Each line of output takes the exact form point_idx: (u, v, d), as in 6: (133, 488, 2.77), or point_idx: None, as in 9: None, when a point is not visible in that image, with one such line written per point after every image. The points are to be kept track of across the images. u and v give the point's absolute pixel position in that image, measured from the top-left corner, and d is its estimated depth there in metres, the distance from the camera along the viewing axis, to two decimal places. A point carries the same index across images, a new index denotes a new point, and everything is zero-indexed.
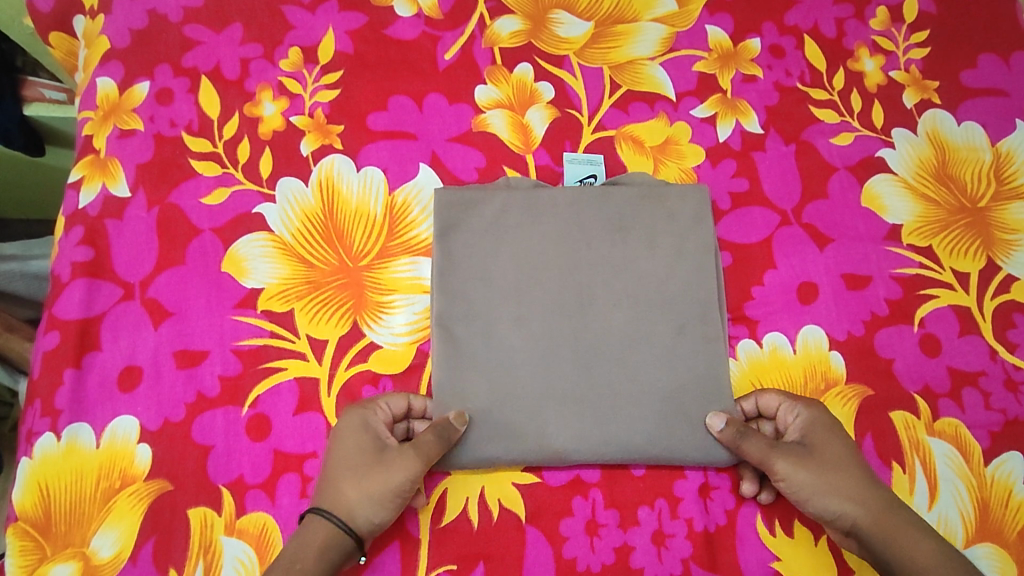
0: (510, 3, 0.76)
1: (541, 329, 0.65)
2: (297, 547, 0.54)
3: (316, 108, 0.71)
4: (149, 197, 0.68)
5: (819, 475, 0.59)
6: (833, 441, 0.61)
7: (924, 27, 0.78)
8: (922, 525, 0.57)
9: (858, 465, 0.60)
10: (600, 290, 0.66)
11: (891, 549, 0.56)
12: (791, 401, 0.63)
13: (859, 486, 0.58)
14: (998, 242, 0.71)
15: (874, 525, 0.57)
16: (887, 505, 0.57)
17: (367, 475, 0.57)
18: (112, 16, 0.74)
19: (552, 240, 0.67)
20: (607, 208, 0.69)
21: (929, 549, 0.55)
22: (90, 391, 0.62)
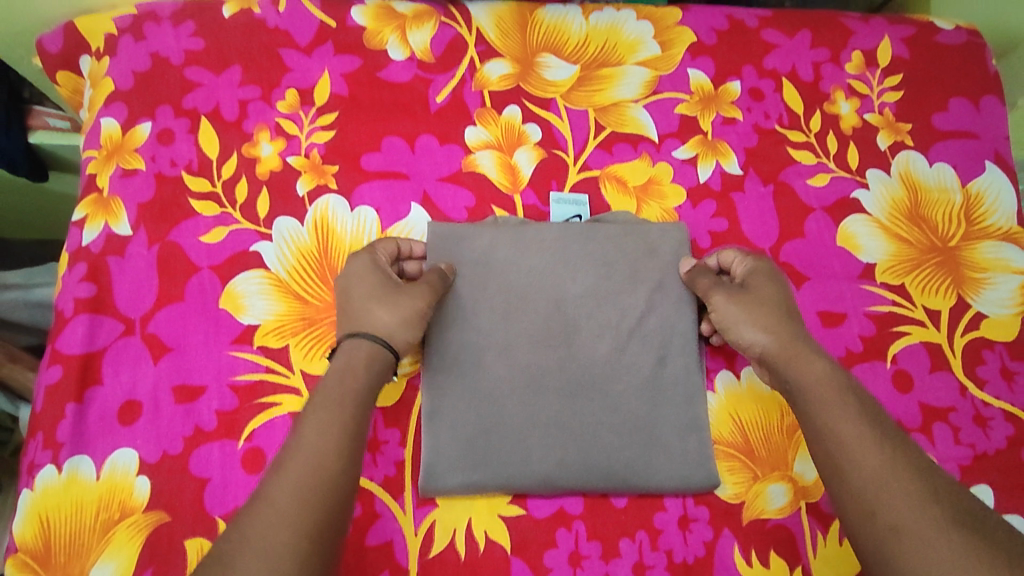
0: (500, 47, 0.79)
1: (528, 357, 0.67)
2: (327, 380, 0.55)
3: (311, 148, 0.74)
4: (150, 234, 0.71)
5: (752, 301, 0.64)
6: (775, 282, 0.66)
7: (898, 71, 0.81)
8: (824, 357, 0.61)
9: (792, 308, 0.65)
10: (586, 322, 0.69)
11: (789, 364, 0.60)
12: (744, 254, 0.69)
13: (780, 323, 0.63)
14: (968, 280, 0.74)
15: (780, 348, 0.62)
16: (804, 342, 0.62)
17: (371, 297, 0.62)
18: (116, 58, 0.77)
19: (538, 274, 0.70)
20: (592, 245, 0.71)
21: (823, 370, 0.59)
22: (92, 424, 0.65)
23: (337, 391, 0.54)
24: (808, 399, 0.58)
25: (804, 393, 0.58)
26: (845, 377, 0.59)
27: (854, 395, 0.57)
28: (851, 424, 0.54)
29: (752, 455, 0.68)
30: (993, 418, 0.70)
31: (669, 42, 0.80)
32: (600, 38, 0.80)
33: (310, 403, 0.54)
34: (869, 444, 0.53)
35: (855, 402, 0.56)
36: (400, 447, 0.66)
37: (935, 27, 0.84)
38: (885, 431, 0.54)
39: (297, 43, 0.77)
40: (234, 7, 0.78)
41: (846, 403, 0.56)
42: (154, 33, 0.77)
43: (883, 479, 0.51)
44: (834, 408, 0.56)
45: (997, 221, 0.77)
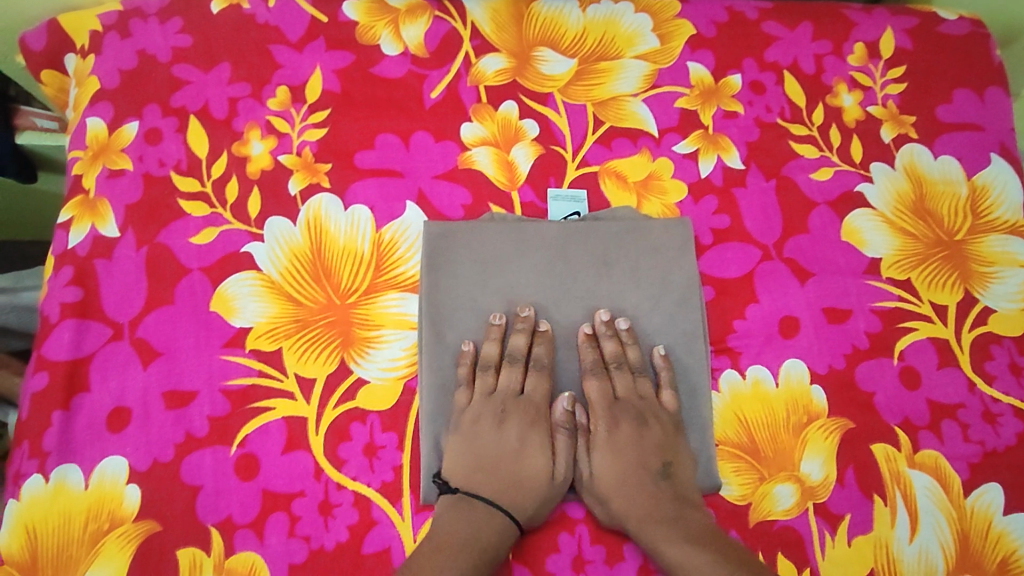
0: (495, 41, 0.77)
1: (521, 474, 0.63)
2: (452, 546, 0.58)
3: (303, 146, 0.72)
4: (138, 236, 0.69)
5: (599, 473, 0.64)
6: (621, 421, 0.66)
7: (901, 63, 0.80)
8: (682, 530, 0.59)
9: (663, 452, 0.64)
10: (531, 448, 0.65)
11: (652, 547, 0.60)
12: (606, 375, 0.67)
13: (636, 488, 0.63)
14: (975, 275, 0.72)
15: (633, 522, 0.61)
16: (660, 508, 0.61)
17: (518, 463, 0.64)
18: (102, 56, 0.75)
19: (497, 398, 0.66)
20: (538, 371, 0.67)
21: (681, 548, 0.58)
22: (79, 432, 0.63)
23: (469, 559, 0.57)
24: None
25: None
26: (699, 539, 0.59)
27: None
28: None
29: (758, 455, 0.65)
30: (1003, 414, 0.68)
31: (668, 35, 0.79)
32: (598, 30, 0.78)
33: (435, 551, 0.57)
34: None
35: None
36: (398, 452, 0.64)
37: (938, 18, 0.82)
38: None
39: (288, 39, 0.76)
40: (222, 2, 0.76)
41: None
42: (140, 30, 0.75)
43: None
44: None
45: (1003, 215, 0.75)
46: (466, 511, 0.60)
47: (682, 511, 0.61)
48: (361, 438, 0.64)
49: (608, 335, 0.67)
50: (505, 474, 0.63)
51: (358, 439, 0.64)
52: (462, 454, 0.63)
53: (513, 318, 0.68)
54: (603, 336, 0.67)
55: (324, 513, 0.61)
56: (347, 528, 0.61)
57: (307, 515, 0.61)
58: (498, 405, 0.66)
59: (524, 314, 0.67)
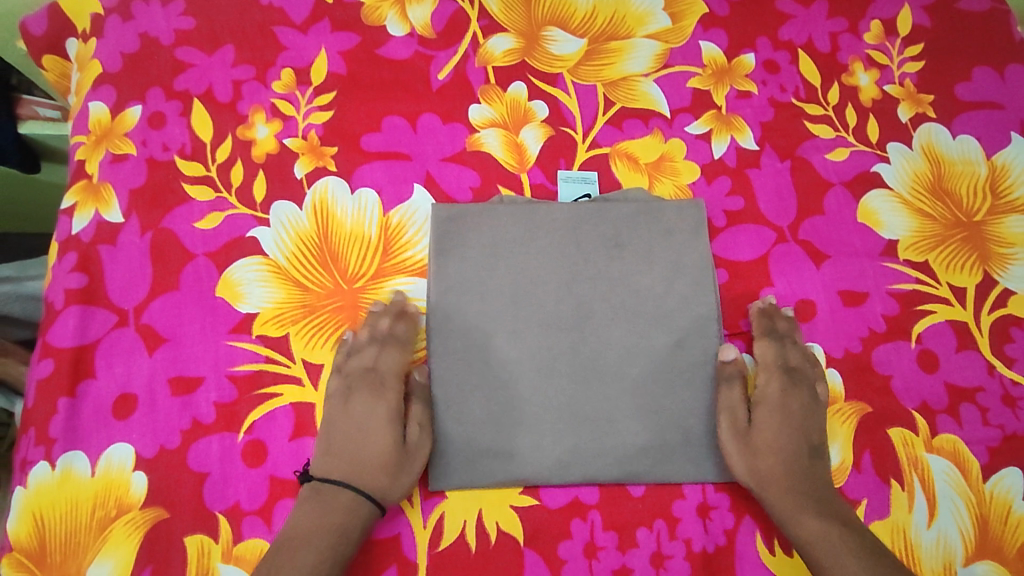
0: (503, 21, 0.75)
1: (368, 450, 0.61)
2: (303, 535, 0.55)
3: (309, 130, 0.71)
4: (142, 221, 0.68)
5: (758, 426, 0.64)
6: (796, 389, 0.64)
7: (919, 40, 0.78)
8: (826, 507, 0.59)
9: (822, 430, 0.64)
10: (379, 422, 0.62)
11: (788, 520, 0.59)
12: (780, 343, 0.66)
13: (791, 466, 0.61)
14: (995, 256, 0.71)
15: (773, 490, 0.61)
16: (809, 485, 0.61)
17: (364, 442, 0.61)
18: (103, 39, 0.74)
19: (346, 375, 0.64)
20: (395, 347, 0.65)
21: (820, 524, 0.58)
22: (85, 419, 0.62)
23: (309, 551, 0.54)
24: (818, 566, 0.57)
25: (817, 558, 0.57)
26: (848, 522, 0.58)
27: (852, 551, 0.56)
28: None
29: None
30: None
31: (679, 14, 0.77)
32: (608, 10, 0.77)
33: (278, 550, 0.55)
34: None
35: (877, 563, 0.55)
36: None
37: None
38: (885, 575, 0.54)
39: (292, 21, 0.74)
40: None
41: (831, 563, 0.56)
42: (143, 13, 0.74)
43: None
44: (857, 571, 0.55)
45: None
46: (321, 498, 0.58)
47: (829, 491, 0.61)
48: None
49: (780, 314, 0.67)
50: (349, 454, 0.60)
51: None
52: (320, 439, 0.61)
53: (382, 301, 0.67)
54: (777, 314, 0.67)
55: None
56: None
57: None
58: (347, 381, 0.63)
59: (390, 296, 0.66)
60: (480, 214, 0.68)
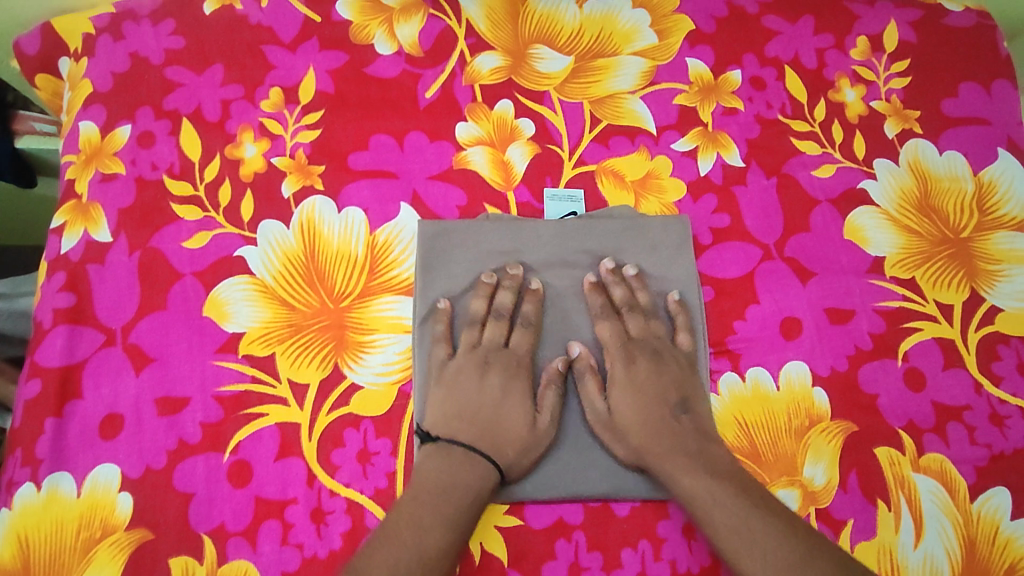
0: (490, 39, 0.76)
1: (502, 422, 0.62)
2: (436, 488, 0.58)
3: (297, 148, 0.72)
4: (130, 241, 0.68)
5: (617, 408, 0.64)
6: (636, 358, 0.66)
7: (905, 56, 0.78)
8: (712, 466, 0.59)
9: (679, 387, 0.64)
10: (514, 397, 0.64)
11: (670, 478, 0.59)
12: (617, 318, 0.67)
13: (653, 428, 0.62)
14: (982, 273, 0.71)
15: (654, 456, 0.61)
16: (681, 442, 0.61)
17: (497, 415, 0.63)
18: (94, 59, 0.74)
19: (482, 349, 0.65)
20: (525, 327, 0.66)
21: (702, 480, 0.58)
22: (72, 439, 0.62)
23: (453, 504, 0.57)
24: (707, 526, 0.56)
25: (703, 516, 0.57)
26: (724, 474, 0.58)
27: (721, 502, 0.56)
28: (723, 531, 0.55)
29: (759, 460, 0.64)
30: (1010, 416, 0.67)
31: (666, 31, 0.77)
32: (595, 27, 0.77)
33: (415, 496, 0.57)
34: (739, 550, 0.54)
35: (761, 517, 0.55)
36: (391, 458, 0.63)
37: (943, 10, 0.80)
38: (750, 528, 0.54)
39: (281, 40, 0.75)
40: (215, 3, 0.76)
41: (710, 517, 0.56)
42: (133, 32, 0.75)
43: None
44: (753, 527, 0.54)
45: (1011, 211, 0.74)
46: (449, 456, 0.60)
47: (704, 445, 0.61)
48: (355, 444, 0.63)
49: (615, 282, 0.68)
50: (484, 422, 0.62)
51: (351, 446, 0.63)
52: (445, 402, 0.63)
53: (502, 276, 0.68)
54: (610, 283, 0.68)
55: (317, 520, 0.61)
56: (339, 536, 0.60)
57: (301, 523, 0.61)
58: (480, 355, 0.65)
59: (512, 272, 0.67)
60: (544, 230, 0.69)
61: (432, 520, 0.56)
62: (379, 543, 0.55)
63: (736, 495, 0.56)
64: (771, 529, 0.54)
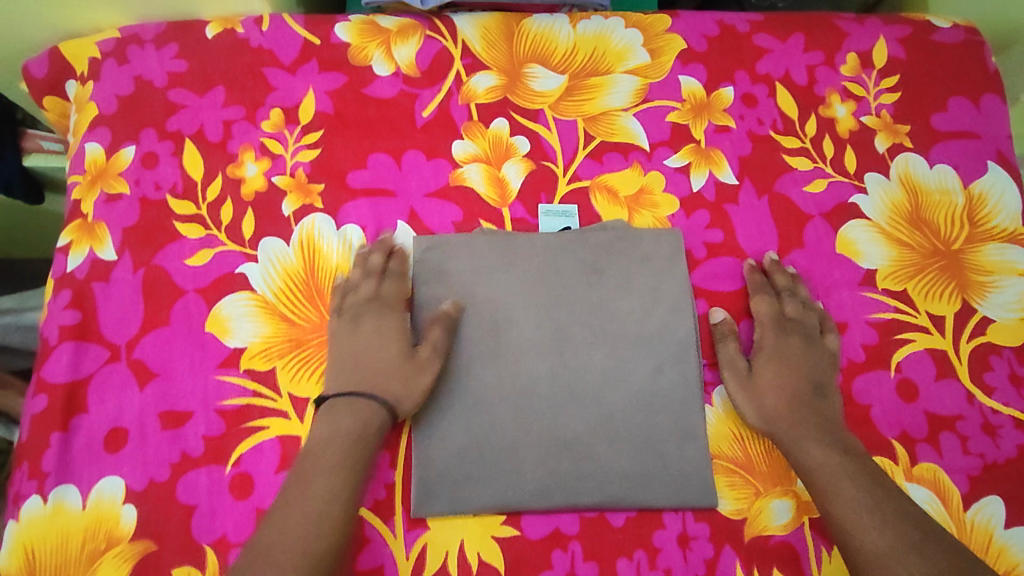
0: (486, 59, 0.78)
1: (375, 364, 0.63)
2: (320, 445, 0.58)
3: (297, 167, 0.73)
4: (135, 259, 0.70)
5: (759, 374, 0.66)
6: (791, 335, 0.68)
7: (895, 72, 0.79)
8: (834, 440, 0.62)
9: (822, 371, 0.66)
10: (388, 338, 0.65)
11: (795, 449, 0.62)
12: (775, 297, 0.69)
13: (794, 404, 0.64)
14: (973, 284, 0.72)
15: (784, 428, 0.63)
16: (815, 421, 0.63)
17: (377, 357, 0.64)
18: (100, 82, 0.77)
19: (351, 306, 0.66)
20: (396, 277, 0.68)
21: (832, 453, 0.61)
22: (78, 453, 0.63)
23: (349, 450, 0.58)
24: (823, 494, 0.59)
25: (823, 486, 0.59)
26: (855, 456, 0.61)
27: (850, 476, 0.59)
28: (841, 500, 0.58)
29: (753, 469, 0.65)
30: (1003, 426, 0.67)
31: (659, 50, 0.79)
32: (588, 46, 0.79)
33: (314, 454, 0.58)
34: (858, 522, 0.56)
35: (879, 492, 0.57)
36: (389, 470, 0.64)
37: (932, 26, 0.82)
38: (853, 497, 0.57)
39: (281, 62, 0.76)
40: (217, 27, 0.78)
41: (837, 486, 0.58)
42: (138, 57, 0.77)
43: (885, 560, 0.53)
44: (869, 499, 0.57)
45: (1002, 223, 0.74)
46: (337, 411, 0.61)
47: (837, 428, 0.63)
48: None
49: (777, 271, 0.70)
50: (366, 370, 0.63)
51: None
52: (333, 364, 0.64)
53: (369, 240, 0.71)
54: (773, 270, 0.71)
55: None
56: None
57: None
58: (352, 312, 0.66)
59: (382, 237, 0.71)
60: (459, 244, 0.70)
61: (327, 468, 0.57)
62: (290, 495, 0.55)
63: (855, 471, 0.59)
64: (894, 502, 0.57)
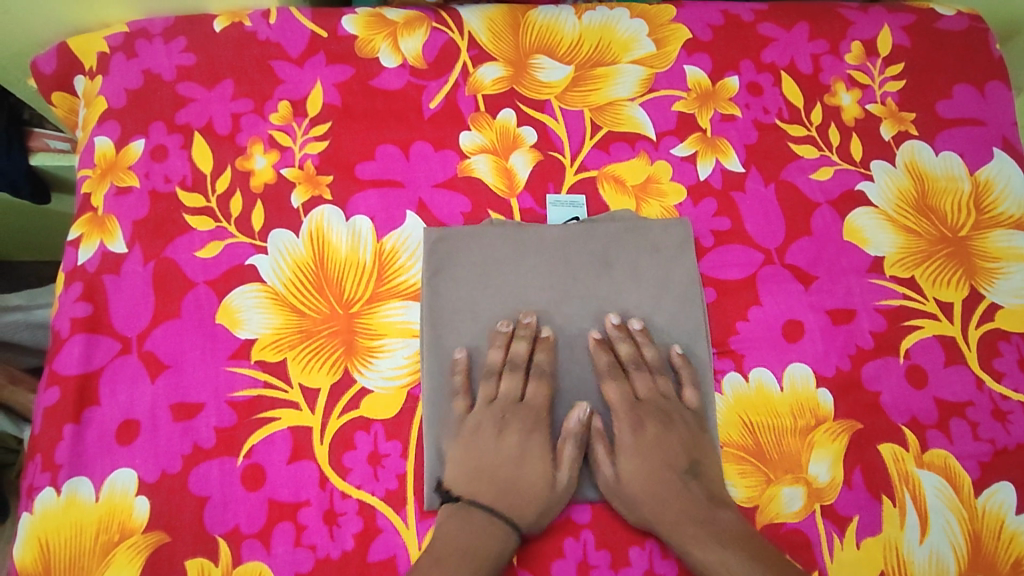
0: (492, 50, 0.78)
1: (522, 480, 0.63)
2: (455, 552, 0.58)
3: (305, 159, 0.73)
4: (145, 252, 0.70)
5: (625, 473, 0.63)
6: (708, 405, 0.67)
7: (899, 60, 0.80)
8: (720, 533, 0.59)
9: (689, 451, 0.64)
10: (534, 454, 0.64)
11: (681, 546, 0.60)
12: (624, 377, 0.67)
13: (664, 492, 0.62)
14: (981, 271, 0.72)
15: (662, 520, 0.61)
16: (692, 509, 0.61)
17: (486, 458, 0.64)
18: (109, 77, 0.77)
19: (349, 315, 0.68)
20: (540, 376, 0.66)
21: (716, 552, 0.58)
22: (90, 445, 0.64)
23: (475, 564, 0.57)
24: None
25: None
26: (733, 542, 0.59)
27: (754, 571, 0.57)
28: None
29: (763, 457, 0.65)
30: (1012, 412, 0.68)
31: (664, 40, 0.79)
32: (593, 37, 0.79)
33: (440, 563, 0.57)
34: None
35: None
36: (401, 460, 0.64)
37: (936, 14, 0.82)
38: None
39: (289, 55, 0.77)
40: (225, 21, 0.78)
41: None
42: (146, 51, 0.77)
43: None
44: None
45: (1008, 209, 0.75)
46: (465, 517, 0.60)
47: (712, 510, 0.61)
48: (366, 446, 0.64)
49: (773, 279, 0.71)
50: (503, 481, 0.63)
51: (362, 449, 0.64)
52: (461, 463, 0.63)
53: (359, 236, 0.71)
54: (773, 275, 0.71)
55: (329, 522, 0.62)
56: (352, 537, 0.61)
57: (313, 525, 0.62)
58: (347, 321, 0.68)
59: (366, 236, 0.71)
60: (469, 237, 0.70)
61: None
62: None
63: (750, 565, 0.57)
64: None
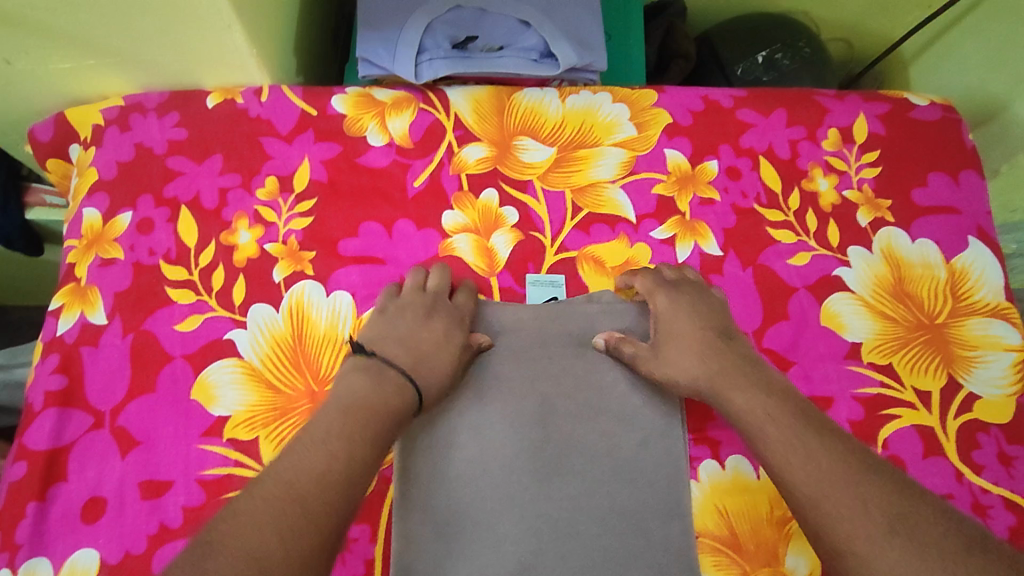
0: (477, 131, 0.80)
1: (431, 354, 0.64)
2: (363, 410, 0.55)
3: (289, 235, 0.74)
4: (125, 323, 0.70)
5: (665, 342, 0.67)
6: (683, 291, 0.69)
7: (875, 147, 0.81)
8: (763, 384, 0.61)
9: (722, 319, 0.67)
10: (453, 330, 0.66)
11: (724, 398, 0.62)
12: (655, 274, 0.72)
13: (705, 353, 0.64)
14: (958, 359, 0.72)
15: (709, 379, 0.63)
16: (736, 364, 0.63)
17: (428, 345, 0.64)
18: (102, 149, 0.79)
19: (422, 297, 0.68)
20: (463, 294, 0.70)
21: (754, 398, 0.60)
22: (53, 523, 0.63)
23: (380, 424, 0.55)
24: (760, 440, 0.58)
25: (760, 429, 0.58)
26: (780, 394, 0.61)
27: (811, 429, 0.57)
28: (777, 445, 0.56)
29: (740, 549, 0.65)
30: (993, 506, 0.67)
31: (645, 124, 0.81)
32: (577, 120, 0.81)
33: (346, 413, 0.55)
34: (790, 463, 0.55)
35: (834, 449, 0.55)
36: (370, 545, 0.64)
37: (910, 103, 0.84)
38: (805, 442, 0.55)
39: (278, 131, 0.79)
40: (217, 97, 0.80)
41: (765, 432, 0.58)
42: (140, 125, 0.79)
43: (817, 500, 0.52)
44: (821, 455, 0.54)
45: (984, 297, 0.75)
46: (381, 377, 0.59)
47: (758, 367, 0.63)
48: None
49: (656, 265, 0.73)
50: (415, 348, 0.64)
51: None
52: (378, 335, 0.65)
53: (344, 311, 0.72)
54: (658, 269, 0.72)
55: None
56: None
57: None
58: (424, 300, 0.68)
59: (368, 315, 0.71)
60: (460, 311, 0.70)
61: (358, 437, 0.53)
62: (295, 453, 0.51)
63: (789, 419, 0.58)
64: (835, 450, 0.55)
